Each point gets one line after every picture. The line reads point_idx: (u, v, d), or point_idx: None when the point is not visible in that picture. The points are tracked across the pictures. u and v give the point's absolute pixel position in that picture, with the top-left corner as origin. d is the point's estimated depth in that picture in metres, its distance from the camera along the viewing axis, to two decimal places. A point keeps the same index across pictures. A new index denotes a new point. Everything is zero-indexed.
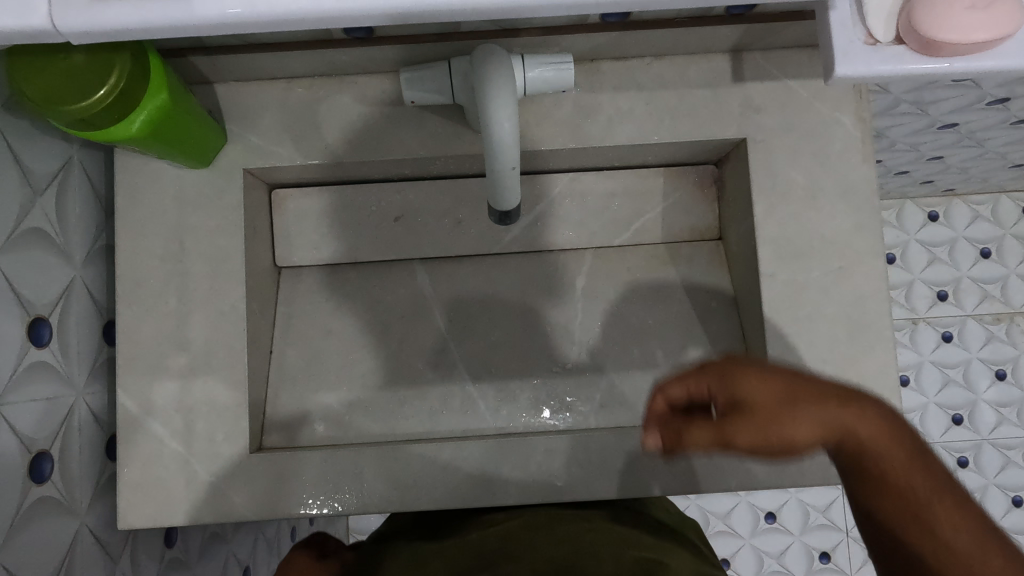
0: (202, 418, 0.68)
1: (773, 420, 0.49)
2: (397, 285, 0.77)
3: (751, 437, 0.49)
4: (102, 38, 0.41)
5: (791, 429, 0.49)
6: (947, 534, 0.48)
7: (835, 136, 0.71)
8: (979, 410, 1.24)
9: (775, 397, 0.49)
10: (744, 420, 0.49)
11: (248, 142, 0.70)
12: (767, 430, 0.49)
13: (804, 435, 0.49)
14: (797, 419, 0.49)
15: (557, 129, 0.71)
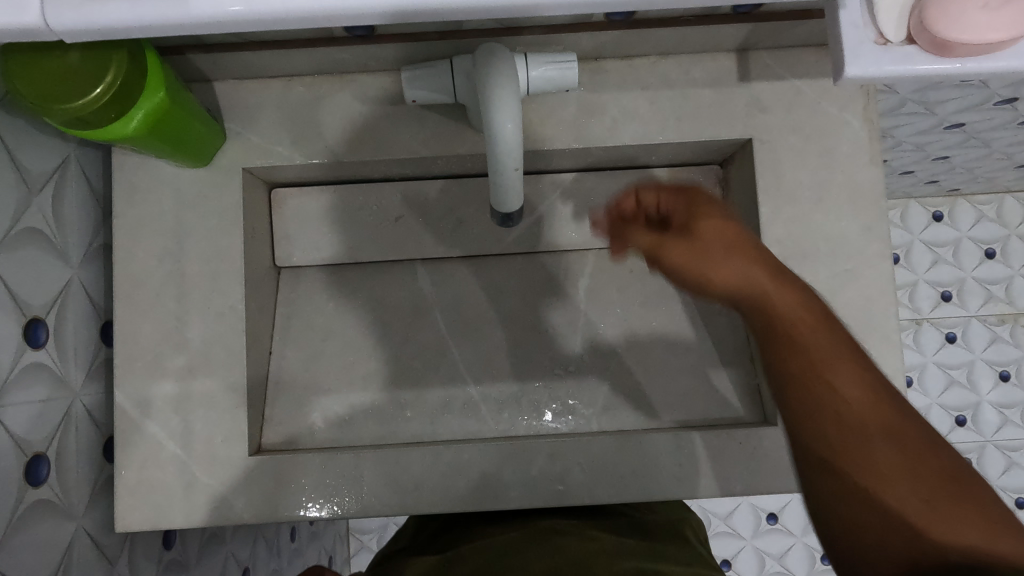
0: (201, 420, 0.67)
1: (702, 249, 0.54)
2: (398, 285, 0.77)
3: (678, 257, 0.55)
4: (96, 36, 0.40)
5: (714, 264, 0.54)
6: (849, 399, 0.49)
7: (842, 137, 0.70)
8: (983, 411, 1.23)
9: (721, 234, 0.54)
10: (679, 242, 0.55)
11: (248, 141, 0.69)
12: (696, 255, 0.54)
13: (727, 273, 0.53)
14: (726, 256, 0.54)
15: (561, 128, 0.70)
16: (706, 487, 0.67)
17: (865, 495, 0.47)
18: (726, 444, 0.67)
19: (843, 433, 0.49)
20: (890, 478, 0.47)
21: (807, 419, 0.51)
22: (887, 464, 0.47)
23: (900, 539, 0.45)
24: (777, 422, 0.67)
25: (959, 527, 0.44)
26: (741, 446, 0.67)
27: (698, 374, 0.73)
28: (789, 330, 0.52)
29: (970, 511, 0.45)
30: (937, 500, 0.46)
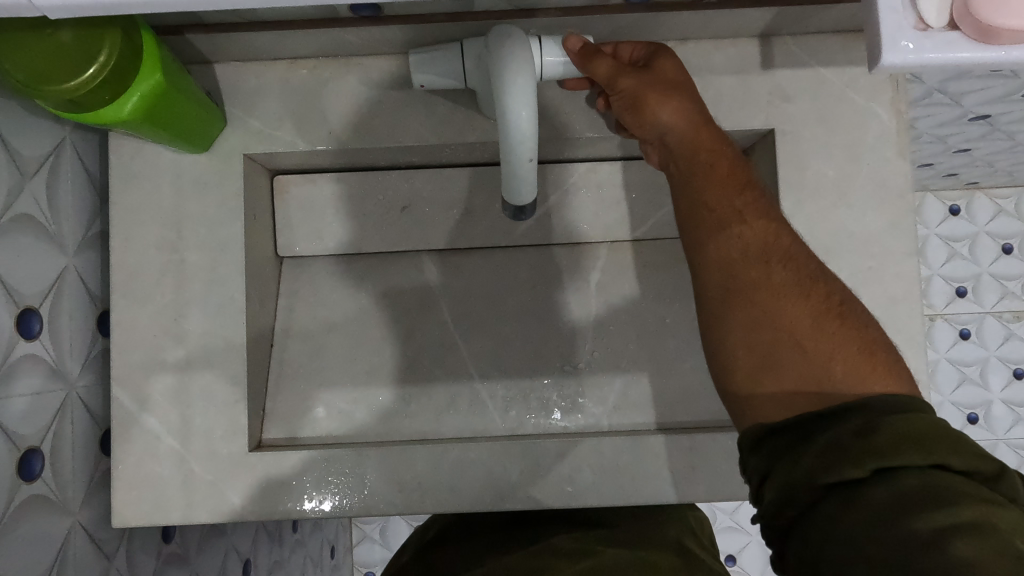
0: (199, 414, 0.65)
1: (664, 97, 0.58)
2: (404, 277, 0.74)
3: (639, 99, 0.58)
4: (78, 11, 0.38)
5: (669, 108, 0.58)
6: (761, 250, 0.57)
7: (869, 127, 0.67)
8: (996, 409, 1.20)
9: (682, 87, 0.59)
10: (646, 80, 0.58)
11: (249, 126, 0.67)
12: (661, 104, 0.58)
13: (682, 124, 0.59)
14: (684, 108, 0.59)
15: (574, 116, 0.67)
16: (719, 488, 0.65)
17: (765, 333, 0.54)
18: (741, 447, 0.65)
19: (754, 276, 0.56)
20: (788, 317, 0.54)
21: (720, 262, 0.57)
22: (789, 304, 0.55)
23: (790, 375, 0.53)
24: None
25: (846, 370, 0.51)
26: None
27: None
28: (716, 185, 0.59)
29: (858, 353, 0.52)
30: (828, 335, 0.53)
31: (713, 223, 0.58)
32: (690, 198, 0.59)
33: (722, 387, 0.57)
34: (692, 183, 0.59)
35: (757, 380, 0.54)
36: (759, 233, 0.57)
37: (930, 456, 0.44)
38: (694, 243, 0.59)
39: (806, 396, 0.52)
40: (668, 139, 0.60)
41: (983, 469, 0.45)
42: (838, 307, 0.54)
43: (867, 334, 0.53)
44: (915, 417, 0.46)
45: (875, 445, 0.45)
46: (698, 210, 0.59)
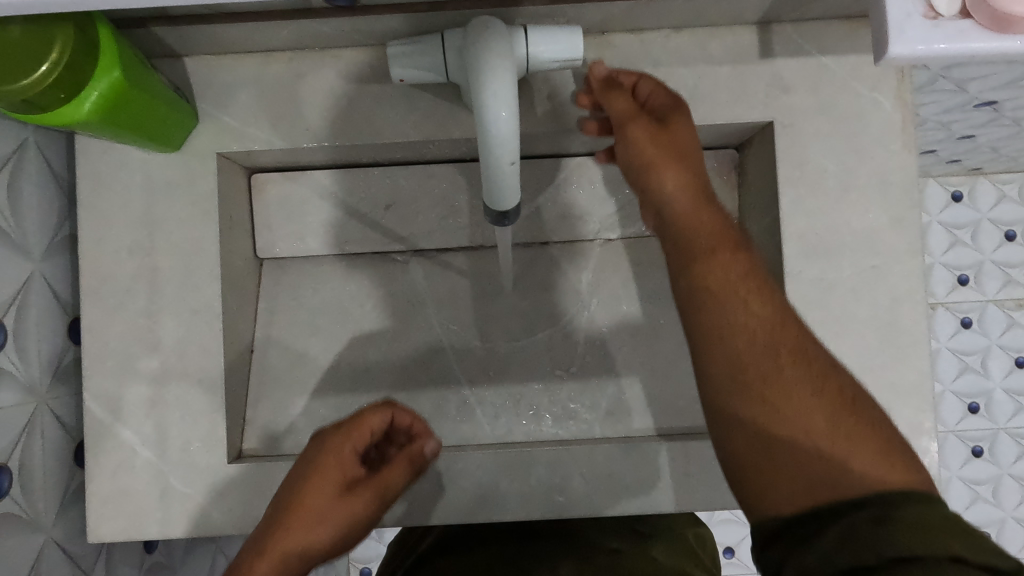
0: (176, 425, 0.63)
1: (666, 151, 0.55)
2: (389, 279, 0.72)
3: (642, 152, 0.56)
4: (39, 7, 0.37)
5: (669, 172, 0.55)
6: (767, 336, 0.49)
7: (872, 119, 0.64)
8: (997, 400, 1.17)
9: (682, 138, 0.56)
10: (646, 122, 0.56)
11: (222, 123, 0.64)
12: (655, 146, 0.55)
13: (673, 172, 0.55)
14: (679, 155, 0.55)
15: (564, 110, 0.64)
16: (716, 497, 0.63)
17: (775, 424, 0.46)
18: None
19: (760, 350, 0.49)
20: (799, 412, 0.46)
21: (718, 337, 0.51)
22: (803, 397, 0.47)
23: (803, 468, 0.45)
24: None
25: (865, 468, 0.44)
26: None
27: None
28: (713, 250, 0.53)
29: (878, 453, 0.44)
30: (842, 426, 0.46)
31: (710, 287, 0.51)
32: (685, 256, 0.54)
33: (734, 483, 0.49)
34: (688, 240, 0.54)
35: (767, 477, 0.46)
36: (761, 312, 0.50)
37: (939, 548, 0.38)
38: (690, 304, 0.52)
39: (819, 491, 0.44)
40: (656, 187, 0.56)
41: (1002, 564, 0.38)
42: (853, 403, 0.47)
43: (888, 437, 0.45)
44: (923, 508, 0.40)
45: (879, 536, 0.39)
46: (693, 268, 0.53)
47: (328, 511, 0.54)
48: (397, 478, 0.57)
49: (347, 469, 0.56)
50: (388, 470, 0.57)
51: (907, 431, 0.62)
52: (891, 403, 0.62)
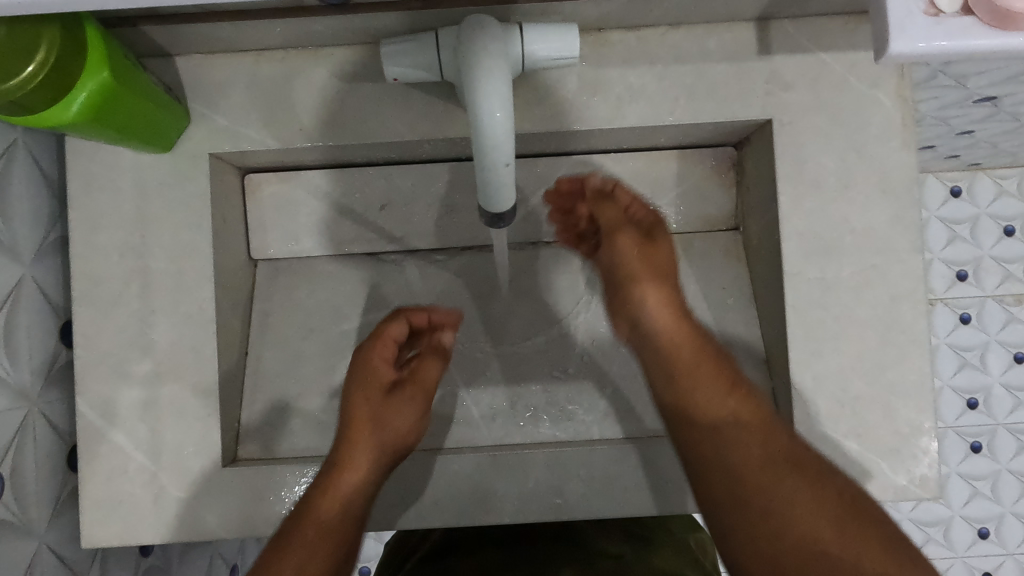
0: (169, 428, 0.62)
1: (649, 268, 0.61)
2: (384, 279, 0.71)
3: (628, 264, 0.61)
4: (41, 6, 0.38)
5: (651, 288, 0.61)
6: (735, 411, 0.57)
7: (872, 116, 0.63)
8: (997, 394, 1.11)
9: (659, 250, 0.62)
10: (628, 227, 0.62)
11: (214, 123, 0.63)
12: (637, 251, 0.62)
13: (654, 277, 0.61)
14: (660, 263, 0.62)
15: (561, 109, 0.63)
16: None
17: (782, 539, 0.50)
18: None
19: (751, 463, 0.54)
20: (805, 519, 0.50)
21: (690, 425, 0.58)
22: (799, 506, 0.51)
23: None
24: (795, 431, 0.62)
25: (868, 560, 0.47)
26: None
27: None
28: (689, 353, 0.59)
29: (880, 549, 0.48)
30: (851, 535, 0.49)
31: (696, 406, 0.58)
32: (662, 359, 0.60)
33: None
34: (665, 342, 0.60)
35: None
36: (731, 403, 0.57)
37: None
38: (680, 417, 0.58)
39: None
40: (638, 289, 0.61)
41: None
42: (853, 503, 0.51)
43: (889, 532, 0.49)
44: None
45: None
46: (671, 365, 0.59)
47: (376, 416, 0.62)
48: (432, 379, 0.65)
49: (382, 377, 0.63)
50: (423, 373, 0.64)
51: (906, 431, 0.62)
52: (891, 403, 0.62)
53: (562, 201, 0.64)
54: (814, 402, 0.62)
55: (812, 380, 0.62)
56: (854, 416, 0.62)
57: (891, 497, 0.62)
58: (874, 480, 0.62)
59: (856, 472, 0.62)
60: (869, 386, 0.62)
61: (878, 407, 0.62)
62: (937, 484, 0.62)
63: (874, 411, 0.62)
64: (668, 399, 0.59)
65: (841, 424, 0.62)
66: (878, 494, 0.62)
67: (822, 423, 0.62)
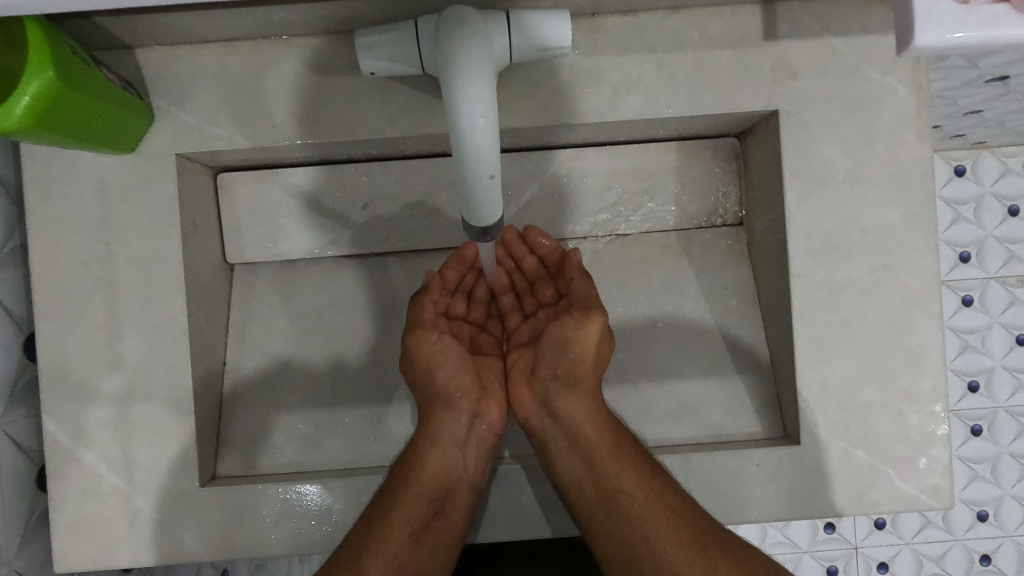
0: (143, 448, 0.59)
1: (585, 354, 0.60)
2: (368, 283, 0.68)
3: (565, 349, 0.61)
4: None
5: (586, 378, 0.61)
6: (640, 494, 0.56)
7: (885, 106, 0.59)
8: (999, 377, 0.99)
9: (602, 345, 0.61)
10: (580, 303, 0.62)
11: (180, 121, 0.58)
12: (578, 333, 0.60)
13: (581, 354, 0.60)
14: (596, 352, 0.60)
15: (552, 102, 0.59)
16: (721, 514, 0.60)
17: None
18: (742, 468, 0.59)
19: (673, 555, 0.53)
20: None
21: (577, 480, 0.59)
22: None
23: None
24: (801, 441, 0.59)
25: None
26: (759, 468, 0.59)
27: (710, 384, 0.65)
28: (600, 432, 0.59)
29: None
30: None
31: (618, 496, 0.57)
32: (571, 432, 0.60)
33: None
34: (568, 409, 0.61)
35: None
36: (640, 488, 0.56)
37: None
38: (602, 506, 0.58)
39: None
40: (567, 357, 0.61)
41: None
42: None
43: None
44: None
45: None
46: (580, 439, 0.60)
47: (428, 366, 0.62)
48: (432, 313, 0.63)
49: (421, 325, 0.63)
50: (416, 316, 0.62)
51: (918, 439, 0.59)
52: (902, 410, 0.59)
53: (520, 243, 0.66)
54: (821, 410, 0.59)
55: (820, 388, 0.59)
56: (863, 424, 0.59)
57: (901, 508, 0.59)
58: (884, 491, 0.59)
59: (865, 483, 0.59)
60: (879, 394, 0.59)
61: (889, 416, 0.59)
62: (950, 494, 0.59)
63: (884, 419, 0.59)
64: (552, 450, 0.61)
65: (850, 434, 0.59)
66: (887, 504, 0.59)
67: (829, 432, 0.59)
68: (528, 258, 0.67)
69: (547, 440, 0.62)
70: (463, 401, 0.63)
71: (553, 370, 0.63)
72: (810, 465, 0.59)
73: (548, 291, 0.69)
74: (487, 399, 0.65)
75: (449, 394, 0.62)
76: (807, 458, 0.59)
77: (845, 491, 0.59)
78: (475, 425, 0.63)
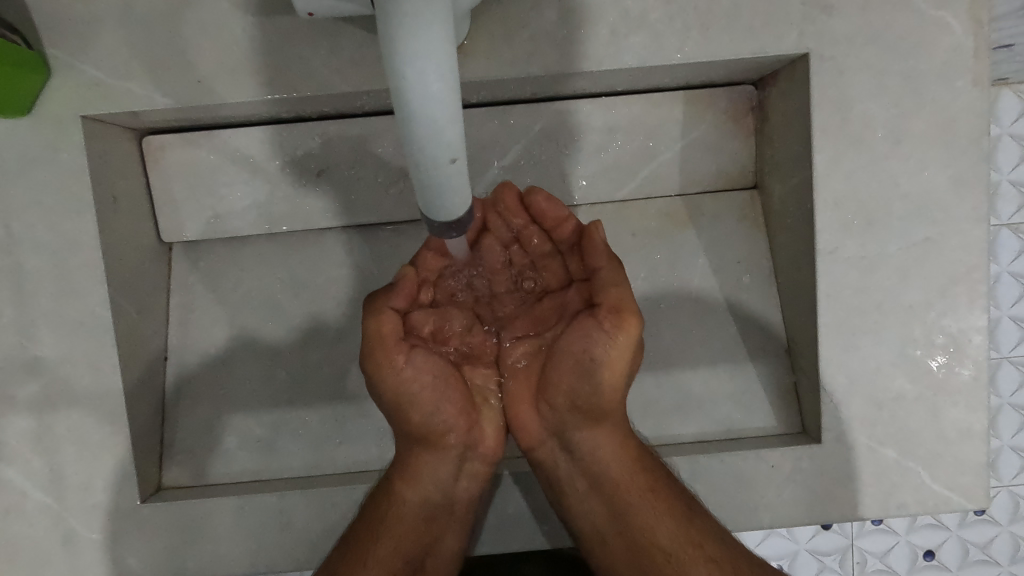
0: (71, 462, 0.51)
1: (613, 373, 0.49)
2: (327, 263, 0.59)
3: (587, 367, 0.49)
4: None
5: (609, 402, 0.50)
6: (672, 546, 0.47)
7: (935, 47, 0.49)
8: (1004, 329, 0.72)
9: (631, 359, 0.50)
10: (608, 305, 0.48)
11: (84, 75, 0.48)
12: (608, 350, 0.48)
13: (606, 376, 0.49)
14: (625, 372, 0.50)
15: (538, 46, 0.49)
16: (733, 522, 0.53)
17: None
18: (756, 469, 0.53)
19: None
20: None
21: (597, 527, 0.51)
22: None
23: None
24: (823, 440, 0.52)
25: None
26: (775, 470, 0.53)
27: (719, 372, 0.57)
28: (624, 469, 0.51)
29: None
30: None
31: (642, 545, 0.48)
32: (591, 469, 0.51)
33: None
34: (588, 442, 0.52)
35: None
36: (670, 533, 0.48)
37: None
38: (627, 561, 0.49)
39: None
40: (587, 375, 0.50)
41: None
42: None
43: None
44: None
45: None
46: (599, 479, 0.51)
47: (412, 394, 0.49)
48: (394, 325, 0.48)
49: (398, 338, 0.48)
50: (373, 333, 0.47)
51: (954, 435, 0.52)
52: (938, 404, 0.52)
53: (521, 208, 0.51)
54: (847, 406, 0.52)
55: (845, 380, 0.52)
56: (893, 420, 0.52)
57: (931, 510, 0.53)
58: (912, 494, 0.52)
59: (893, 485, 0.52)
60: (914, 386, 0.52)
61: (922, 410, 0.52)
62: (986, 495, 0.52)
63: (918, 414, 0.52)
64: (565, 491, 0.52)
65: (878, 431, 0.52)
66: (916, 507, 0.53)
67: (855, 430, 0.52)
68: (529, 230, 0.52)
69: (558, 477, 0.52)
70: (451, 436, 0.52)
71: (570, 400, 0.51)
72: (832, 467, 0.52)
73: (556, 273, 0.53)
74: (479, 426, 0.53)
75: (429, 435, 0.51)
76: (829, 458, 0.52)
77: (869, 493, 0.52)
78: (466, 462, 0.53)
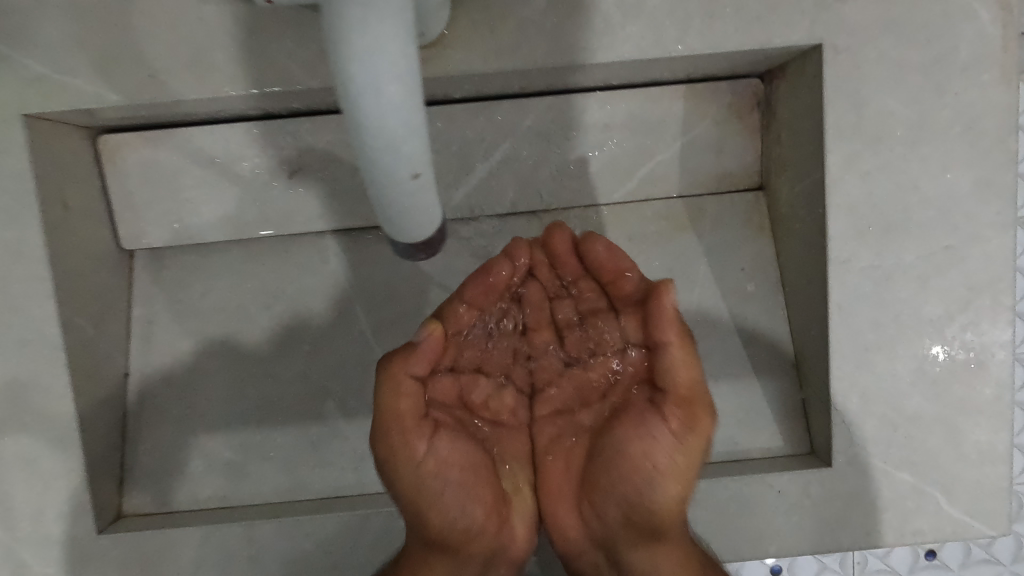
0: (21, 491, 0.47)
1: (675, 479, 0.43)
2: (300, 271, 0.54)
3: (644, 471, 0.44)
4: None
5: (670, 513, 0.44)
6: None
7: (960, 37, 0.45)
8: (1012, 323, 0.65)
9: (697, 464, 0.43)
10: (677, 402, 0.42)
11: (25, 70, 0.44)
12: (672, 454, 0.43)
13: (666, 483, 0.43)
14: (691, 478, 0.44)
15: (526, 37, 0.45)
16: (736, 550, 0.49)
17: None
18: (761, 495, 0.49)
19: None
20: None
21: None
22: None
23: None
24: (833, 463, 0.49)
25: None
26: (782, 496, 0.49)
27: (720, 387, 0.54)
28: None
29: None
30: None
31: None
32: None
33: None
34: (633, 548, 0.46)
35: None
36: None
37: None
38: None
39: None
40: (645, 479, 0.44)
41: None
42: None
43: None
44: None
45: None
46: None
47: (435, 486, 0.43)
48: (412, 394, 0.42)
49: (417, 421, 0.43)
50: (388, 412, 0.42)
51: (973, 456, 0.48)
52: (957, 424, 0.48)
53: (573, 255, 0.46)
54: (859, 427, 0.48)
55: (858, 399, 0.48)
56: (909, 441, 0.48)
57: (948, 537, 0.49)
58: (928, 519, 0.49)
59: (907, 510, 0.49)
60: (932, 405, 0.48)
61: (941, 430, 0.48)
62: (1007, 521, 0.49)
63: (935, 434, 0.48)
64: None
65: (893, 453, 0.48)
66: (932, 534, 0.49)
67: (868, 452, 0.48)
68: (581, 279, 0.47)
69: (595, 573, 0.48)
70: (481, 534, 0.46)
71: (621, 507, 0.45)
72: (842, 491, 0.49)
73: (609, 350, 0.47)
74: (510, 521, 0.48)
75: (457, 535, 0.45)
76: (839, 482, 0.49)
77: (882, 519, 0.49)
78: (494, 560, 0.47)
